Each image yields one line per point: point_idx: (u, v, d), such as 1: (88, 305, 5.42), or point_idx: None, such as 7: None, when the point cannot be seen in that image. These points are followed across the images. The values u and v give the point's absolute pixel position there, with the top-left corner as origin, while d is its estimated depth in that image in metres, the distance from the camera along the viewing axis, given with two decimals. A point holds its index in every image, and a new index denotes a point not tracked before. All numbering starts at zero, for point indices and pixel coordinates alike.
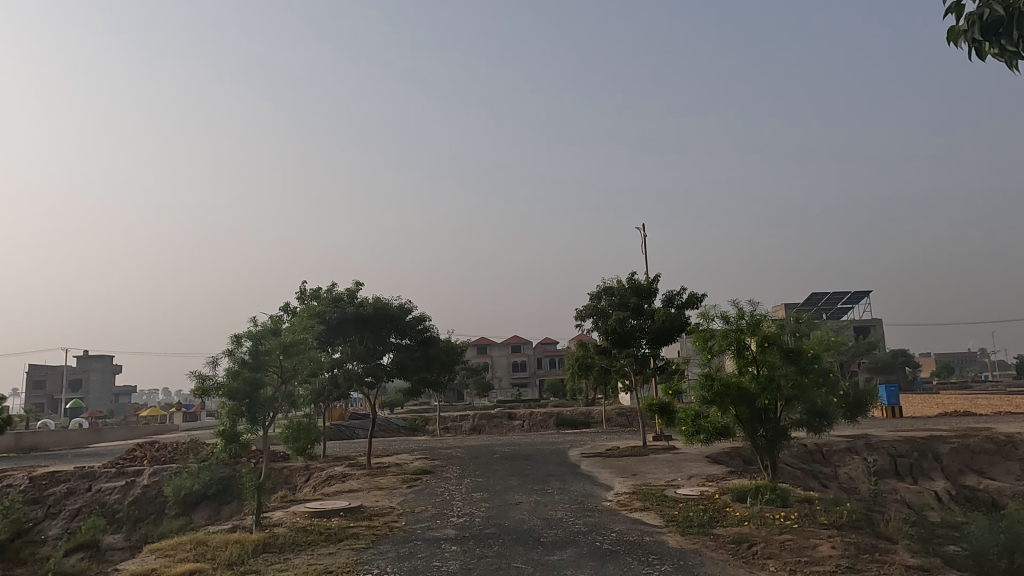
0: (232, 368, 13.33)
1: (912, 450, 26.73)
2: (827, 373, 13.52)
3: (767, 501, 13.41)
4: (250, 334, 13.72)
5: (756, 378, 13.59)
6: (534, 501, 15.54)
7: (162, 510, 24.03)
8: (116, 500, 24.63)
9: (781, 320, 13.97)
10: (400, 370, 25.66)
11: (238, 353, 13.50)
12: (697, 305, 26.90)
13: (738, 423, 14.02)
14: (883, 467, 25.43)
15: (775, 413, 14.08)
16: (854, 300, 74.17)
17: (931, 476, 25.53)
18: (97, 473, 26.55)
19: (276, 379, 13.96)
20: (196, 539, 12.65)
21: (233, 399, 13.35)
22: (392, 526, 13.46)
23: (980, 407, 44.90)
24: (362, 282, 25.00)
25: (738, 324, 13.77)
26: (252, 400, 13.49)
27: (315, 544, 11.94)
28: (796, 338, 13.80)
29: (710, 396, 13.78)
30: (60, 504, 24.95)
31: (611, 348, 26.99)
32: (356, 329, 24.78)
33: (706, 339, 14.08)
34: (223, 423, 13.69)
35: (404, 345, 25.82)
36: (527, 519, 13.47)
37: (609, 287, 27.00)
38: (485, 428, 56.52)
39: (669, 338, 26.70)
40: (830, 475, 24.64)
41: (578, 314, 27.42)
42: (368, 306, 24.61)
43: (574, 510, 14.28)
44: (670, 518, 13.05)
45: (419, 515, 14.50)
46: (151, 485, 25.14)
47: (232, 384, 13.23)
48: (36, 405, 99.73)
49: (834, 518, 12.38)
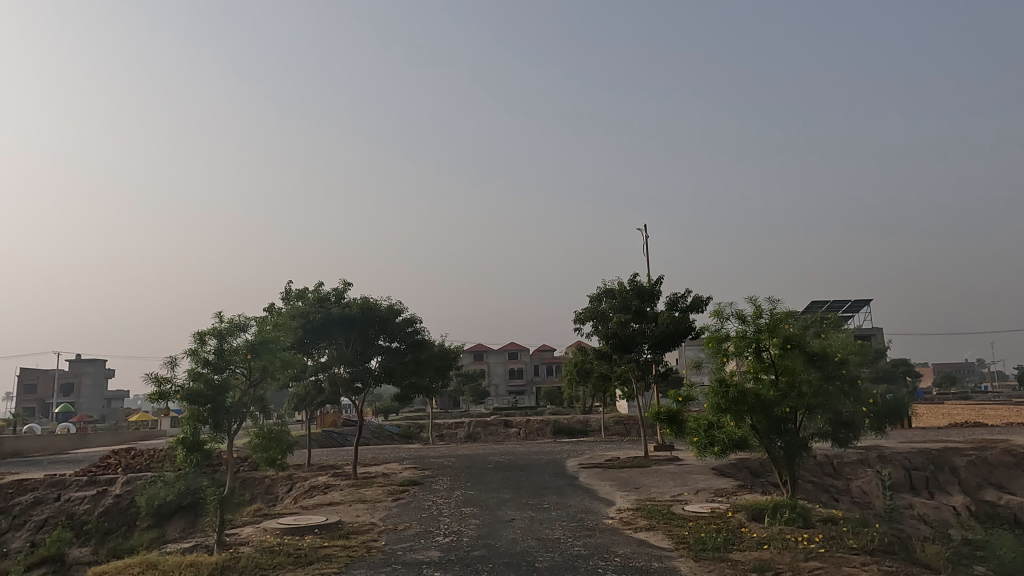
0: (193, 370, 12.02)
1: (927, 463, 25.38)
2: (854, 380, 12.13)
3: (787, 521, 12.11)
4: (216, 332, 12.35)
5: (775, 385, 12.24)
6: (527, 518, 14.20)
7: (134, 522, 22.61)
8: (85, 510, 23.21)
9: (804, 321, 12.61)
10: (388, 374, 24.24)
11: (201, 353, 12.18)
12: (702, 309, 25.59)
13: (755, 435, 12.65)
14: (898, 481, 24.10)
15: (795, 424, 12.66)
16: (856, 308, 73.12)
17: (949, 490, 24.16)
18: (67, 482, 25.15)
19: (244, 382, 12.60)
20: (149, 560, 11.31)
21: (193, 404, 11.99)
22: (370, 546, 12.10)
23: (988, 417, 43.68)
24: (349, 281, 23.90)
25: (757, 324, 12.41)
26: (215, 406, 12.16)
27: (281, 568, 10.56)
28: (822, 338, 12.42)
29: (724, 405, 12.38)
30: (26, 514, 23.39)
31: (611, 352, 25.66)
32: (342, 331, 23.47)
33: (722, 340, 12.76)
34: (183, 431, 12.23)
35: (393, 348, 24.36)
36: (520, 539, 12.14)
37: (610, 288, 25.91)
38: (481, 435, 55.08)
39: (674, 343, 25.39)
40: (842, 489, 23.40)
41: (577, 317, 26.12)
42: (355, 306, 23.31)
43: (572, 529, 12.95)
44: (680, 540, 11.71)
45: (401, 533, 13.14)
46: (124, 495, 23.73)
47: (193, 386, 11.92)
48: (25, 410, 98.20)
49: (864, 541, 11.08)
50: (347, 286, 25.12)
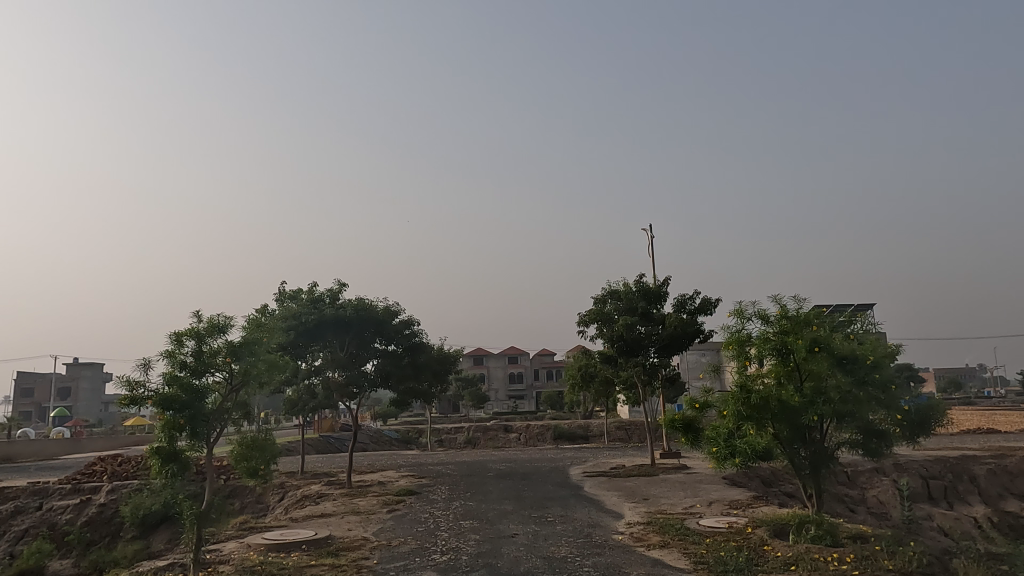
0: (169, 372, 11.11)
1: (945, 472, 24.41)
2: (888, 385, 11.21)
3: (814, 538, 11.17)
4: (195, 332, 11.44)
5: (801, 391, 11.32)
6: (531, 533, 13.24)
7: (118, 533, 21.63)
8: (67, 520, 22.22)
9: (833, 321, 11.69)
10: (384, 379, 23.26)
11: (178, 355, 11.27)
12: (710, 311, 24.68)
13: (778, 444, 11.71)
14: (916, 491, 23.13)
15: (821, 432, 11.73)
16: None
17: (969, 500, 23.17)
18: (50, 490, 24.16)
19: (225, 387, 11.67)
20: None
21: (167, 410, 11.05)
22: (361, 565, 11.13)
23: (998, 423, 42.81)
24: (344, 282, 23.08)
25: (782, 325, 11.48)
26: (193, 412, 11.22)
27: None
28: (852, 340, 11.51)
29: (746, 412, 11.46)
30: (5, 524, 22.39)
31: (617, 356, 24.72)
32: (336, 332, 22.63)
33: (743, 343, 11.84)
34: (158, 439, 11.29)
35: (390, 351, 23.38)
36: (524, 558, 11.19)
37: (615, 290, 25.11)
38: (480, 441, 54.11)
39: (682, 347, 24.46)
40: (857, 499, 22.45)
41: (582, 320, 25.23)
42: (349, 307, 22.41)
43: (579, 546, 11.98)
44: (698, 560, 10.77)
45: (395, 549, 12.18)
46: (108, 505, 22.73)
47: (167, 391, 11.00)
48: (22, 414, 97.59)
49: (899, 561, 10.15)
50: (343, 287, 24.24)
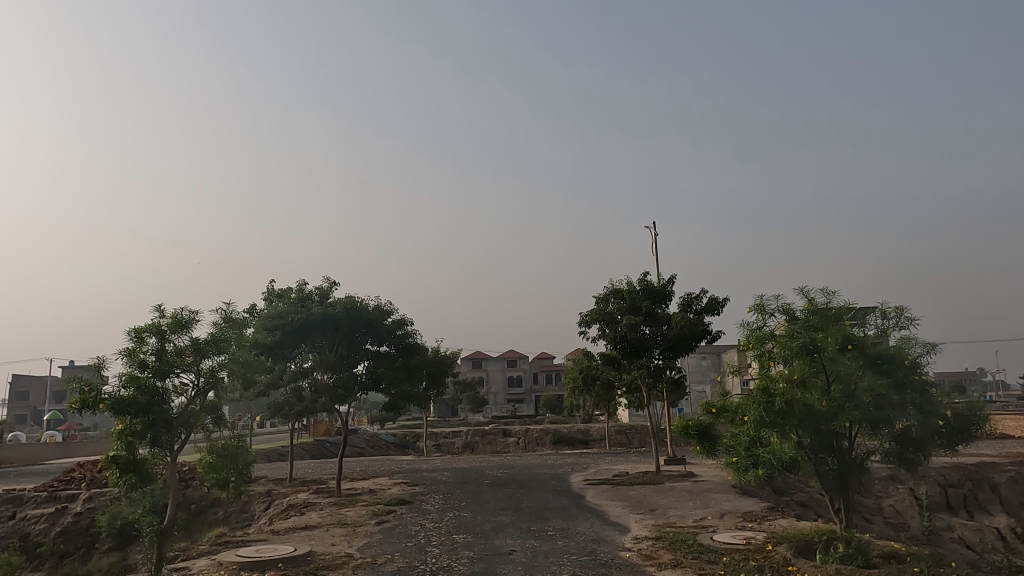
0: (126, 373, 10.05)
1: (964, 480, 23.34)
2: (926, 388, 10.17)
3: (843, 557, 10.07)
4: (156, 328, 10.37)
5: (829, 394, 10.26)
6: (530, 550, 12.10)
7: (94, 544, 20.49)
8: (41, 531, 21.09)
9: (865, 317, 10.62)
10: (375, 382, 22.06)
11: (137, 354, 10.20)
12: (718, 311, 23.63)
13: (804, 453, 10.61)
14: (934, 500, 22.04)
15: (851, 439, 10.66)
16: None
17: (990, 510, 22.11)
18: (25, 497, 23.00)
19: (191, 389, 10.60)
20: None
21: (124, 416, 10.00)
22: None
23: (1009, 428, 41.68)
24: (333, 280, 21.99)
25: (810, 322, 10.39)
26: (152, 417, 10.15)
27: None
28: (885, 338, 10.46)
29: (769, 418, 10.37)
30: None
31: (620, 358, 23.64)
32: (325, 332, 21.53)
33: (765, 341, 10.73)
34: (117, 448, 10.26)
35: (382, 352, 22.20)
36: None
37: (618, 288, 23.99)
38: (479, 445, 52.99)
39: (687, 348, 23.37)
40: (873, 508, 21.36)
41: (583, 320, 24.09)
42: (338, 306, 21.29)
43: (583, 565, 10.88)
44: None
45: (380, 569, 11.06)
46: (84, 514, 21.59)
47: (124, 394, 9.94)
48: (17, 417, 96.68)
49: None
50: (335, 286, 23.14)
